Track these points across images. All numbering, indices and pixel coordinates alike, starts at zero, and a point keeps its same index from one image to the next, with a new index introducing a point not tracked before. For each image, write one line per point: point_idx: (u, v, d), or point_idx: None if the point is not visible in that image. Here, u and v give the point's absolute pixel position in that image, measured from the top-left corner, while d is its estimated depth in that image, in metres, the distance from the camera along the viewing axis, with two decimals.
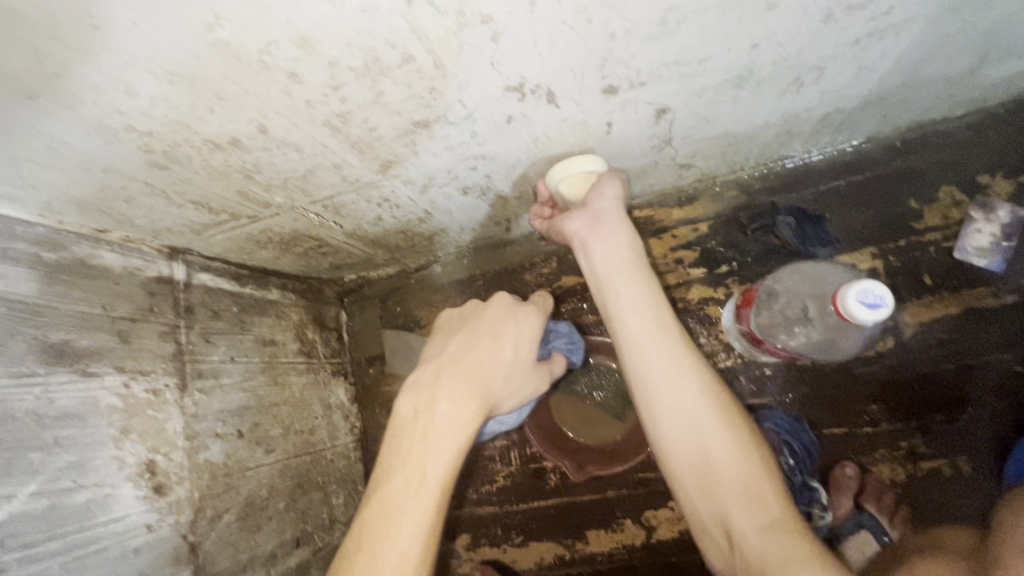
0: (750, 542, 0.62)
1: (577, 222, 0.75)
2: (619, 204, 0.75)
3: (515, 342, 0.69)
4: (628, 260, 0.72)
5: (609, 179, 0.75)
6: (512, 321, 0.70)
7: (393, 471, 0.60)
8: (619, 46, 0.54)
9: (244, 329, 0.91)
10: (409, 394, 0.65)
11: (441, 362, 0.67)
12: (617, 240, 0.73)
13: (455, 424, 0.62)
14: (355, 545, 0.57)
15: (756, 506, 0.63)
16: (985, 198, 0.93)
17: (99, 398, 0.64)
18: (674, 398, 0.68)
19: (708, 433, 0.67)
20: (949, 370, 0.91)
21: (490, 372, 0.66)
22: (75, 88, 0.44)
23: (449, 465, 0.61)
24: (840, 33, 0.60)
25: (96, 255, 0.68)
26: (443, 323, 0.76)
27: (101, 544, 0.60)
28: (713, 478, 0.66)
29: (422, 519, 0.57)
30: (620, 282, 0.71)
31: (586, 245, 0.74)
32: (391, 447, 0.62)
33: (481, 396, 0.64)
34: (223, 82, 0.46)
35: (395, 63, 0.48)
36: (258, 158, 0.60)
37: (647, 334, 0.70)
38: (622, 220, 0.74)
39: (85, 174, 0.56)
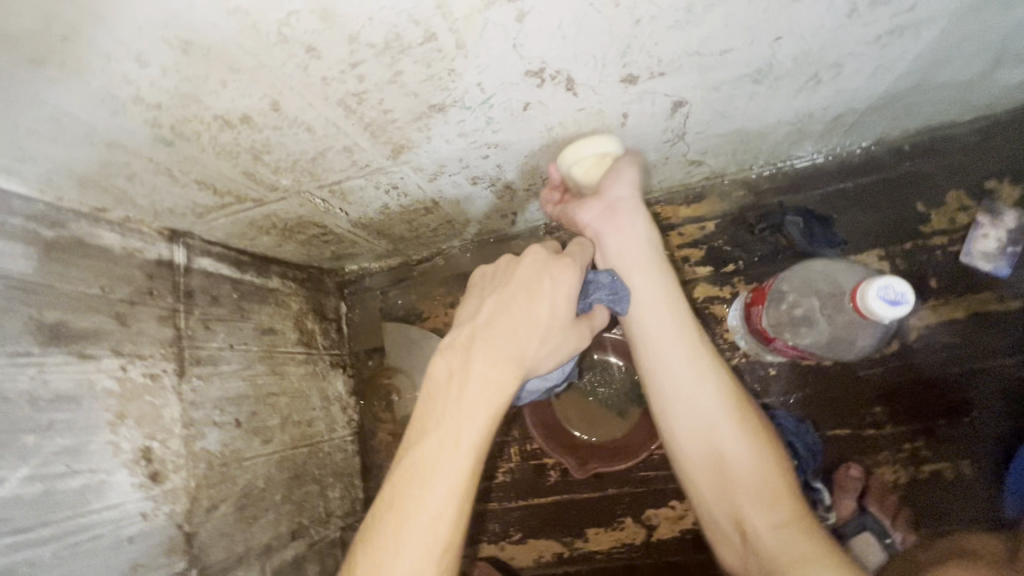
0: (763, 540, 0.66)
1: (590, 212, 0.77)
2: (634, 190, 0.76)
3: (552, 300, 0.64)
4: (643, 252, 0.76)
5: (626, 164, 0.75)
6: (548, 278, 0.65)
7: (427, 432, 0.59)
8: (643, 32, 0.53)
9: (243, 316, 0.89)
10: (444, 356, 0.63)
11: (475, 324, 0.65)
12: (633, 232, 0.76)
13: (489, 387, 0.60)
14: (390, 503, 0.58)
15: (770, 508, 0.67)
16: (991, 203, 0.93)
17: (96, 381, 0.61)
18: (692, 397, 0.72)
19: (726, 437, 0.70)
20: (953, 374, 0.91)
21: (525, 335, 0.63)
22: (84, 53, 0.42)
23: (485, 426, 0.59)
24: (863, 29, 0.60)
25: (96, 234, 0.66)
26: (478, 279, 0.72)
27: (95, 531, 0.58)
28: (728, 481, 0.70)
29: (456, 482, 0.57)
30: (636, 276, 0.75)
31: (600, 237, 0.77)
32: (425, 409, 0.61)
33: (517, 360, 0.62)
34: (238, 54, 0.45)
35: (416, 41, 0.47)
36: (268, 138, 0.58)
37: (667, 329, 0.74)
38: (637, 208, 0.76)
39: (88, 148, 0.54)
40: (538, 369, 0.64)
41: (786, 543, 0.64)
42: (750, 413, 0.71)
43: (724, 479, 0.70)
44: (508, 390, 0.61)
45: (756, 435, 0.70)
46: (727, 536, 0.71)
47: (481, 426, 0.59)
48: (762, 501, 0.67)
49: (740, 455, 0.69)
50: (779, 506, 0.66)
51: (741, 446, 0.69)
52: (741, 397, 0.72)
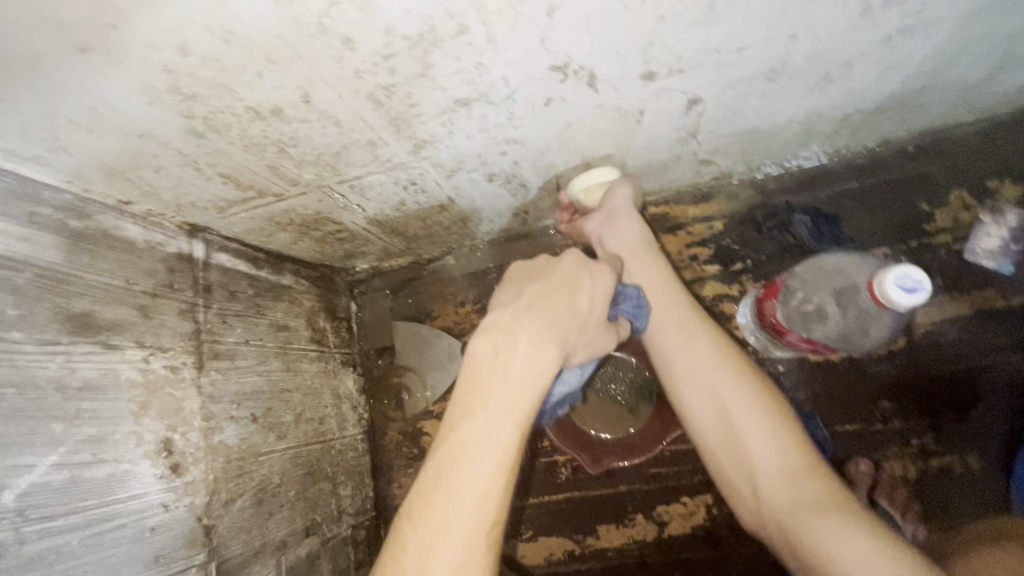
0: (773, 488, 0.70)
1: (595, 225, 0.89)
2: (629, 200, 0.89)
3: (591, 297, 0.68)
4: (638, 247, 0.87)
5: (622, 180, 0.87)
6: (589, 276, 0.68)
7: (474, 411, 0.59)
8: (666, 29, 0.54)
9: (259, 313, 0.89)
10: (486, 336, 0.62)
11: (517, 307, 0.65)
12: (628, 235, 0.88)
13: (534, 370, 0.61)
14: (434, 482, 0.58)
15: (779, 458, 0.71)
16: (993, 202, 0.95)
17: (120, 371, 0.62)
18: (695, 363, 0.78)
19: (725, 389, 0.76)
20: (959, 369, 0.93)
21: (568, 323, 0.64)
22: (129, 41, 0.43)
23: (530, 410, 0.60)
24: (875, 29, 0.62)
25: (119, 226, 0.67)
26: (512, 273, 0.73)
27: (120, 521, 0.58)
28: (736, 434, 0.74)
29: (503, 463, 0.58)
30: (634, 265, 0.86)
31: (603, 241, 0.89)
32: (468, 389, 0.61)
33: (561, 347, 0.63)
34: (278, 44, 0.46)
35: (450, 34, 0.48)
36: (296, 131, 0.59)
37: (663, 306, 0.83)
38: (633, 218, 0.89)
39: (120, 139, 0.55)
40: (570, 360, 0.67)
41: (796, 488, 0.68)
42: (749, 375, 0.77)
43: (732, 434, 0.74)
44: (550, 374, 0.61)
45: (759, 390, 0.75)
46: (742, 493, 0.75)
47: (527, 410, 0.60)
48: (770, 451, 0.71)
49: (745, 412, 0.74)
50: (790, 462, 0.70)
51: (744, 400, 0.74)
52: (741, 361, 0.78)
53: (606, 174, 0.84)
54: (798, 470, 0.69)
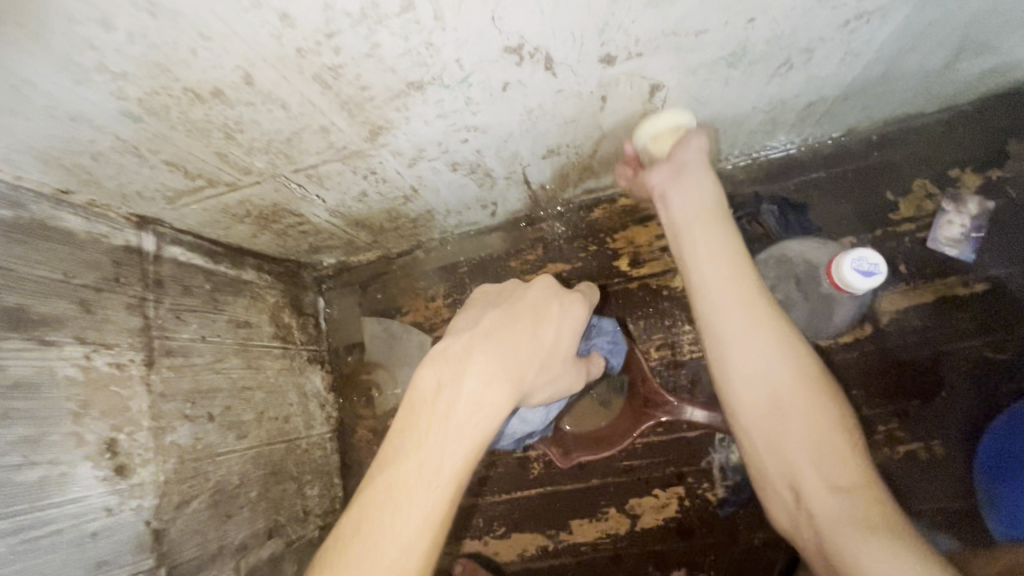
0: (821, 502, 0.61)
1: (658, 175, 0.73)
2: (703, 154, 0.72)
3: (555, 330, 0.68)
4: (710, 210, 0.69)
5: (694, 131, 0.72)
6: (556, 307, 0.68)
7: (407, 451, 0.58)
8: (620, 9, 0.53)
9: (217, 308, 0.86)
10: (432, 367, 0.62)
11: (472, 337, 0.64)
12: (701, 191, 0.70)
13: (482, 407, 0.60)
14: (358, 527, 0.54)
15: (829, 466, 0.62)
16: (956, 190, 0.96)
17: (57, 368, 0.59)
18: (751, 352, 0.64)
19: (786, 389, 0.64)
20: (924, 356, 0.94)
21: (527, 358, 0.64)
22: (44, 12, 0.40)
23: (469, 453, 0.59)
24: (832, 12, 0.61)
25: (57, 217, 0.64)
26: (477, 296, 0.74)
27: (56, 526, 0.55)
28: (787, 438, 0.64)
29: (432, 512, 0.55)
30: (699, 232, 0.68)
31: (666, 196, 0.72)
32: (406, 423, 0.59)
33: (515, 385, 0.62)
34: (210, 19, 0.44)
35: (394, 10, 0.47)
36: (241, 114, 0.57)
37: (721, 281, 0.65)
38: (706, 170, 0.71)
39: (49, 122, 0.52)
40: (530, 396, 0.67)
41: (848, 503, 0.59)
42: (812, 372, 0.65)
43: (780, 435, 0.64)
44: (498, 413, 0.61)
45: (819, 389, 0.64)
46: (781, 495, 0.66)
47: (467, 454, 0.59)
48: (817, 459, 0.62)
49: (802, 413, 0.63)
50: (838, 465, 0.62)
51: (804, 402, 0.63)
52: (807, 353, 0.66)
53: (676, 116, 0.73)
54: (849, 483, 0.61)
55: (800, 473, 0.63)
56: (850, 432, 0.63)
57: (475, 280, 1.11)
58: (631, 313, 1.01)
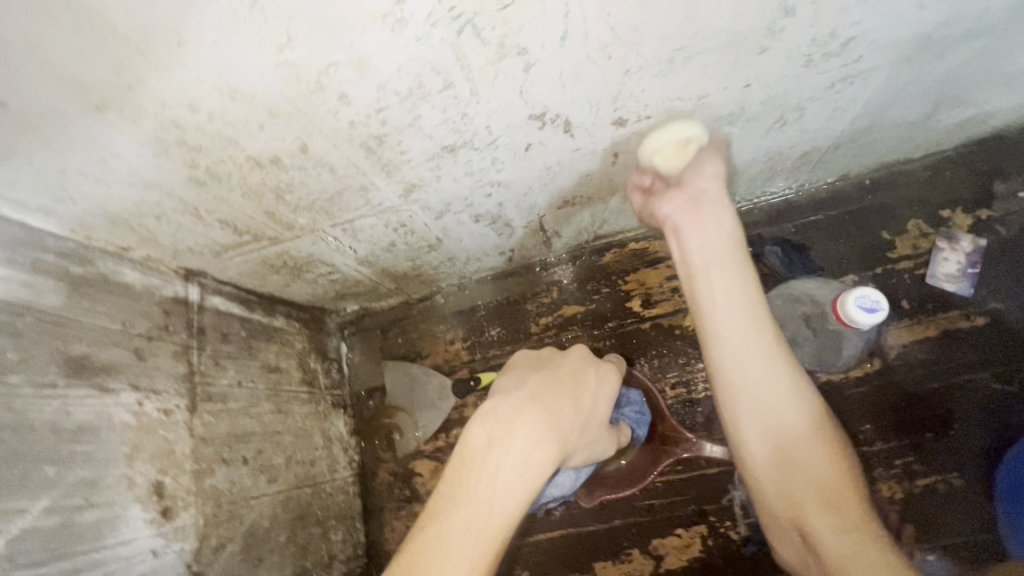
0: (823, 540, 0.63)
1: (672, 204, 0.76)
2: (719, 185, 0.75)
3: (595, 394, 0.71)
4: (724, 248, 0.72)
5: (707, 157, 0.75)
6: (593, 374, 0.72)
7: (456, 503, 0.59)
8: (631, 81, 0.60)
9: (251, 355, 0.91)
10: (483, 424, 0.64)
11: (519, 397, 0.67)
12: (716, 227, 0.73)
13: (527, 464, 0.61)
14: (403, 575, 0.55)
15: (835, 509, 0.64)
16: (948, 229, 1.01)
17: (113, 414, 0.62)
18: (761, 403, 0.70)
19: (792, 426, 0.69)
20: (934, 389, 0.96)
21: (570, 420, 0.66)
22: (143, 101, 0.47)
23: (515, 509, 0.59)
24: (819, 76, 0.68)
25: (119, 271, 0.69)
26: (517, 362, 0.78)
27: (109, 567, 0.58)
28: (796, 480, 0.67)
29: (476, 562, 0.56)
30: (715, 272, 0.71)
31: (680, 229, 0.75)
32: (457, 477, 0.61)
33: (558, 445, 0.63)
34: (280, 101, 0.50)
35: (436, 89, 0.53)
36: (293, 178, 0.63)
37: (740, 329, 0.70)
38: (723, 204, 0.74)
39: (128, 189, 0.58)
40: (568, 457, 0.69)
41: (851, 544, 0.60)
42: (826, 424, 0.70)
43: (791, 475, 0.68)
44: (542, 470, 0.62)
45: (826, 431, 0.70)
46: (787, 532, 0.69)
47: (510, 511, 0.59)
48: (825, 498, 0.65)
49: (812, 479, 0.66)
50: (846, 508, 0.64)
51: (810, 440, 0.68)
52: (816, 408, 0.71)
53: (684, 129, 0.70)
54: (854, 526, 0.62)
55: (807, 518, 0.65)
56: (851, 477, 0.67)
57: (493, 323, 1.15)
58: (645, 352, 1.05)
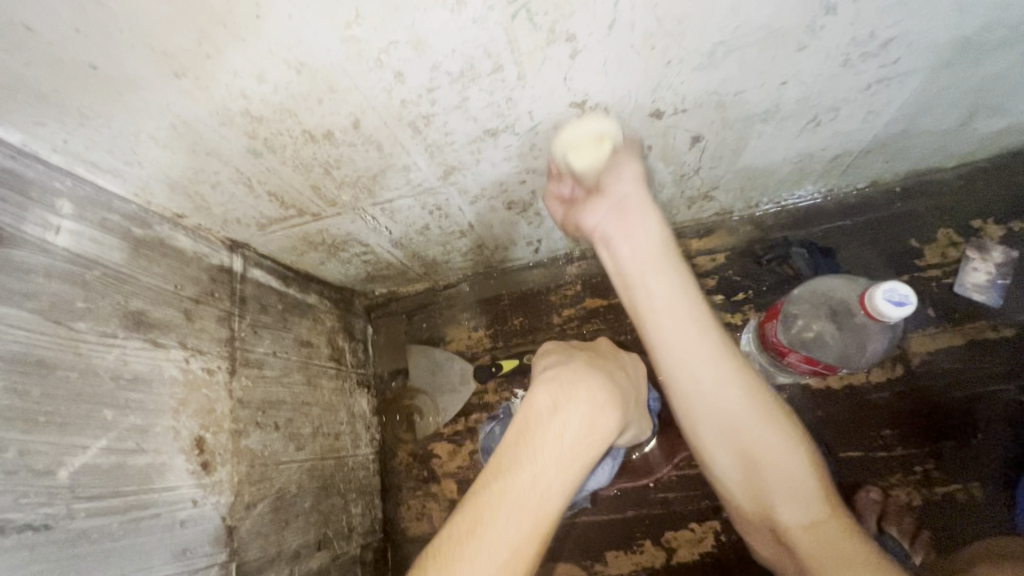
0: (797, 537, 0.66)
1: (599, 212, 0.72)
2: (641, 186, 0.72)
3: (634, 373, 0.78)
4: (656, 253, 0.70)
5: (628, 156, 0.72)
6: (629, 356, 0.81)
7: (523, 462, 0.58)
8: (672, 72, 0.62)
9: (286, 327, 0.94)
10: (547, 391, 0.65)
11: (577, 369, 0.69)
12: (644, 230, 0.71)
13: (593, 428, 0.62)
14: (469, 528, 0.54)
15: (808, 506, 0.66)
16: (979, 239, 1.01)
17: (164, 368, 0.66)
18: (716, 405, 0.68)
19: (753, 431, 0.68)
20: (958, 398, 0.96)
21: (626, 390, 0.71)
22: (218, 70, 0.50)
23: (578, 472, 0.59)
24: (856, 77, 0.69)
25: (173, 236, 0.73)
26: (552, 349, 0.79)
27: (156, 510, 0.61)
28: (759, 480, 0.69)
29: (540, 518, 0.56)
30: (647, 277, 0.69)
31: (609, 240, 0.72)
32: (523, 437, 0.61)
33: (619, 412, 0.65)
34: (340, 76, 0.53)
35: (486, 71, 0.56)
36: (343, 154, 0.67)
37: (682, 328, 0.68)
38: (648, 204, 0.71)
39: (190, 156, 0.62)
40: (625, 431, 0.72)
41: (824, 543, 0.63)
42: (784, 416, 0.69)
43: (756, 479, 0.70)
44: (604, 436, 0.62)
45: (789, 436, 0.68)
46: (764, 530, 0.72)
47: (575, 472, 0.59)
48: (794, 497, 0.67)
49: (779, 479, 0.67)
50: (816, 504, 0.66)
51: (769, 443, 0.67)
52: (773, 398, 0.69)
53: (597, 126, 0.67)
54: (826, 519, 0.65)
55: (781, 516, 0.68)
56: (817, 469, 0.68)
57: (516, 312, 1.18)
58: None
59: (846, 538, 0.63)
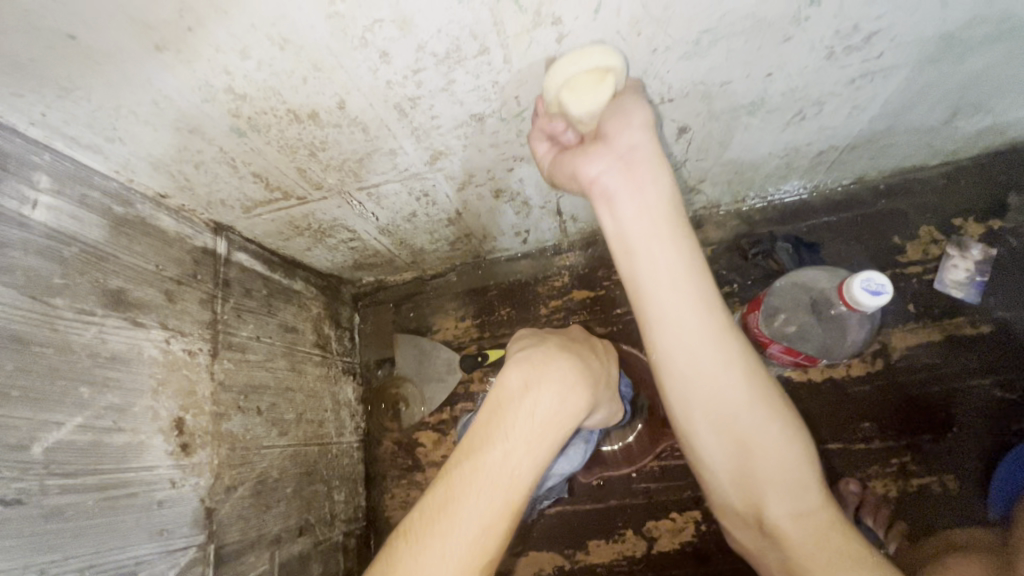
0: (784, 528, 0.66)
1: (598, 163, 0.63)
2: (651, 136, 0.62)
3: (605, 356, 0.79)
4: (666, 217, 0.62)
5: (631, 99, 0.63)
6: (601, 342, 0.81)
7: (494, 441, 0.58)
8: (658, 60, 0.62)
9: (270, 312, 0.94)
10: (519, 370, 0.64)
11: (550, 350, 0.69)
12: (652, 189, 0.62)
13: (563, 407, 0.62)
14: (440, 506, 0.55)
15: (797, 497, 0.66)
16: (960, 237, 1.02)
17: (144, 348, 0.65)
18: (713, 391, 0.65)
19: (751, 422, 0.66)
20: (935, 392, 0.98)
21: (597, 370, 0.72)
22: (200, 45, 0.50)
23: (550, 451, 0.60)
24: (840, 70, 0.70)
25: (156, 217, 0.73)
26: (526, 334, 0.78)
27: (133, 489, 0.61)
28: (754, 473, 0.67)
29: (511, 495, 0.56)
30: (656, 244, 0.62)
31: (612, 197, 0.63)
32: (494, 417, 0.60)
33: (589, 391, 0.65)
34: (324, 54, 0.53)
35: (472, 53, 0.56)
36: (328, 135, 0.66)
37: (687, 308, 0.64)
38: (658, 158, 0.62)
39: (173, 134, 0.62)
40: (596, 412, 0.72)
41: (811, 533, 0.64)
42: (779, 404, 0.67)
43: (748, 470, 0.67)
44: (575, 414, 0.63)
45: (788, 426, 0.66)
46: (745, 521, 0.71)
47: (546, 450, 0.59)
48: (789, 491, 0.66)
49: (773, 470, 0.66)
50: (806, 494, 0.66)
51: (766, 430, 0.66)
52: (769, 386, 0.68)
53: (602, 58, 0.58)
54: (814, 510, 0.65)
55: (769, 508, 0.67)
56: (809, 459, 0.67)
57: (503, 303, 1.18)
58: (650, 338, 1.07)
59: (830, 528, 0.64)
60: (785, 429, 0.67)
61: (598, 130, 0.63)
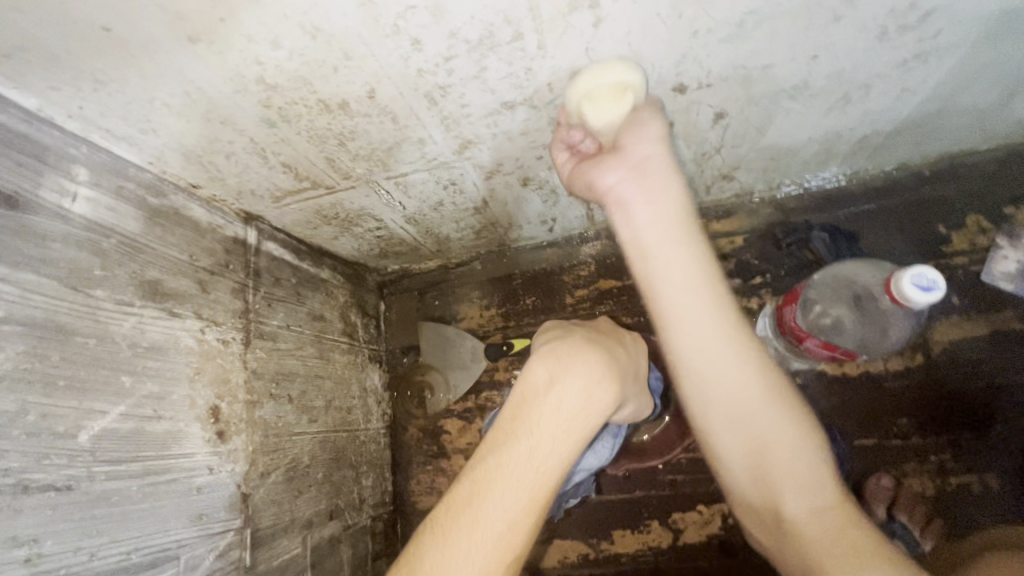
0: (800, 526, 0.66)
1: (614, 172, 0.66)
2: (663, 148, 0.67)
3: (634, 349, 0.78)
4: (677, 224, 0.67)
5: (649, 115, 0.66)
6: (629, 334, 0.81)
7: (518, 437, 0.58)
8: (698, 43, 0.60)
9: (299, 301, 0.95)
10: (544, 364, 0.64)
11: (575, 342, 0.68)
12: (665, 198, 0.66)
13: (590, 401, 0.61)
14: (466, 501, 0.55)
15: (811, 493, 0.66)
16: (1010, 226, 0.97)
17: (180, 337, 0.67)
18: (721, 386, 0.69)
19: (760, 417, 0.68)
20: (979, 388, 0.94)
21: (625, 364, 0.70)
22: (233, 35, 0.49)
23: (576, 445, 0.59)
24: (891, 51, 0.66)
25: (188, 207, 0.73)
26: (554, 326, 0.77)
27: (173, 475, 0.62)
28: (763, 466, 0.69)
29: (537, 490, 0.56)
30: (667, 250, 0.66)
31: (626, 203, 0.66)
32: (519, 412, 0.60)
33: (615, 384, 0.64)
34: (356, 43, 0.52)
35: (506, 40, 0.54)
36: (357, 125, 0.65)
37: (694, 309, 0.67)
38: (669, 171, 0.67)
39: (205, 125, 0.62)
40: (624, 406, 0.71)
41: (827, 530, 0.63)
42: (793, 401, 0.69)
43: (761, 465, 0.69)
44: (602, 408, 0.62)
45: (798, 421, 0.68)
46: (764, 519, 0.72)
47: (572, 444, 0.59)
48: (802, 489, 0.66)
49: (784, 465, 0.67)
50: (821, 491, 0.66)
51: (776, 426, 0.68)
52: (780, 382, 0.70)
53: (620, 75, 0.60)
54: (830, 506, 0.65)
55: (784, 504, 0.67)
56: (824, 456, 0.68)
57: (528, 291, 1.17)
58: None
59: (850, 525, 0.63)
60: (798, 425, 0.68)
61: (614, 143, 0.66)
